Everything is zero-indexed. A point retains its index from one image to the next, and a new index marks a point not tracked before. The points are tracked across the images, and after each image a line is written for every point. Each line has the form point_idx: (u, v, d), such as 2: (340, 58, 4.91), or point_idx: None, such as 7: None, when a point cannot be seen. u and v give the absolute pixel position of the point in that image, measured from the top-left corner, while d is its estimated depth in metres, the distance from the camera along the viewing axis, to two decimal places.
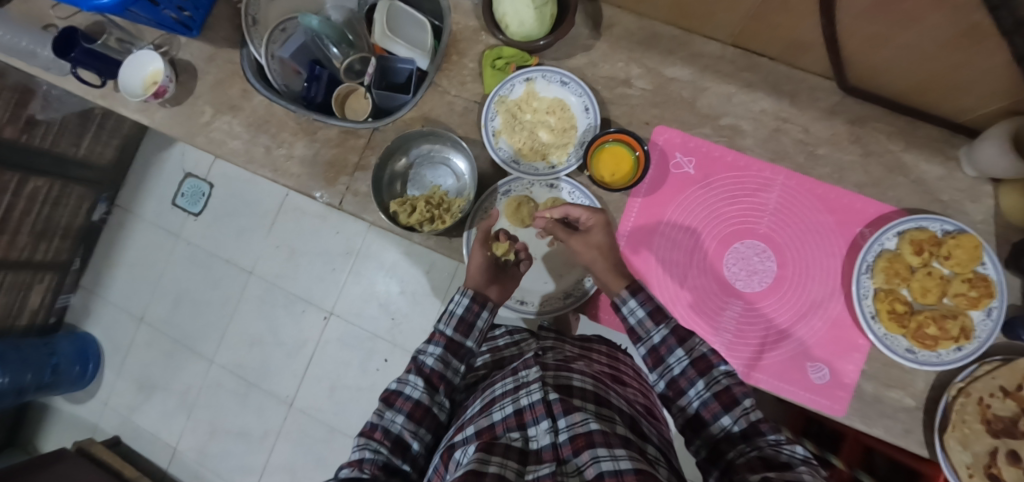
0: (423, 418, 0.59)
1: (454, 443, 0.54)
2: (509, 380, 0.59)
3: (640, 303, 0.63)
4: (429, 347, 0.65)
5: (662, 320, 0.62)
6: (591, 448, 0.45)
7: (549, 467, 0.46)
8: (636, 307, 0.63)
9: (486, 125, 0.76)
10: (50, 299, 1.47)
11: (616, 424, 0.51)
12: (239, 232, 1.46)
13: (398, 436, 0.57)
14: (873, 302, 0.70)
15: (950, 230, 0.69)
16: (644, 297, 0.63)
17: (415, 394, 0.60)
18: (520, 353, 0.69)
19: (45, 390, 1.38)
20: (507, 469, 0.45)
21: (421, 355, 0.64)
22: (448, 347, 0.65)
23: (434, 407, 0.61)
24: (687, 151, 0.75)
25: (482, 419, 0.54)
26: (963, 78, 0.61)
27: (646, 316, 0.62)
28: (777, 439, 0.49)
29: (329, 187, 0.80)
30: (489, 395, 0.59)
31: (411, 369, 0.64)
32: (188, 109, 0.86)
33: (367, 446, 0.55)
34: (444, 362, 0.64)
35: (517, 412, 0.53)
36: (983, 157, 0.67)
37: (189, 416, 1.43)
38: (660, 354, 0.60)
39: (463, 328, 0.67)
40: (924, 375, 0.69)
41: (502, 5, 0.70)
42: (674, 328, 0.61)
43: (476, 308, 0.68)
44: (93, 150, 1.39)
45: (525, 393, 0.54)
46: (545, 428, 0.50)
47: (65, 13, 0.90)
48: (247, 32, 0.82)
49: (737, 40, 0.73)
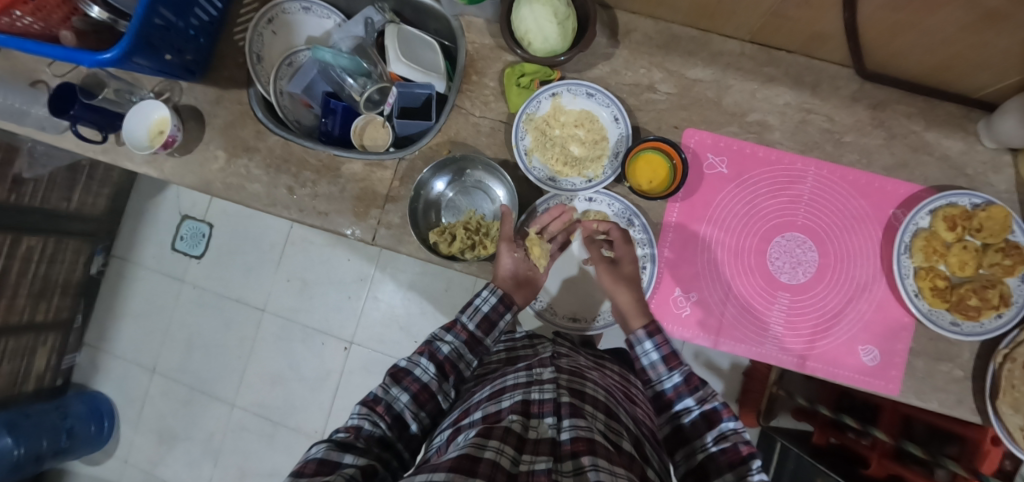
0: (427, 401, 0.63)
1: (461, 426, 0.54)
2: (522, 374, 0.61)
3: (654, 345, 0.66)
4: (447, 336, 0.69)
5: (675, 367, 0.65)
6: (591, 455, 0.44)
7: (545, 462, 0.44)
8: (650, 350, 0.66)
9: (518, 145, 0.75)
10: (56, 361, 1.42)
11: (623, 440, 0.51)
12: (246, 269, 1.42)
13: (399, 413, 0.60)
14: (914, 280, 0.71)
15: (978, 203, 0.71)
16: (660, 340, 0.66)
17: (424, 376, 0.64)
18: (535, 352, 0.72)
19: (62, 455, 1.34)
20: (502, 457, 0.43)
21: (438, 341, 0.68)
22: (468, 342, 0.70)
23: (439, 395, 0.64)
24: (718, 151, 0.76)
25: (491, 406, 0.55)
26: (979, 59, 0.62)
27: (660, 359, 0.66)
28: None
29: (360, 221, 0.78)
30: (500, 384, 0.61)
31: (424, 352, 0.67)
32: (200, 156, 0.83)
33: (368, 417, 0.57)
34: (458, 353, 0.68)
35: (525, 402, 0.53)
36: (1002, 130, 0.68)
37: (216, 463, 1.39)
38: (668, 399, 0.64)
39: (485, 326, 0.72)
40: (969, 345, 0.71)
41: (524, 21, 0.68)
42: (687, 377, 0.63)
43: (502, 308, 0.72)
44: (85, 202, 1.34)
45: (537, 389, 0.56)
46: (549, 423, 0.50)
47: (60, 70, 0.87)
48: (254, 71, 0.83)
49: (755, 36, 0.74)
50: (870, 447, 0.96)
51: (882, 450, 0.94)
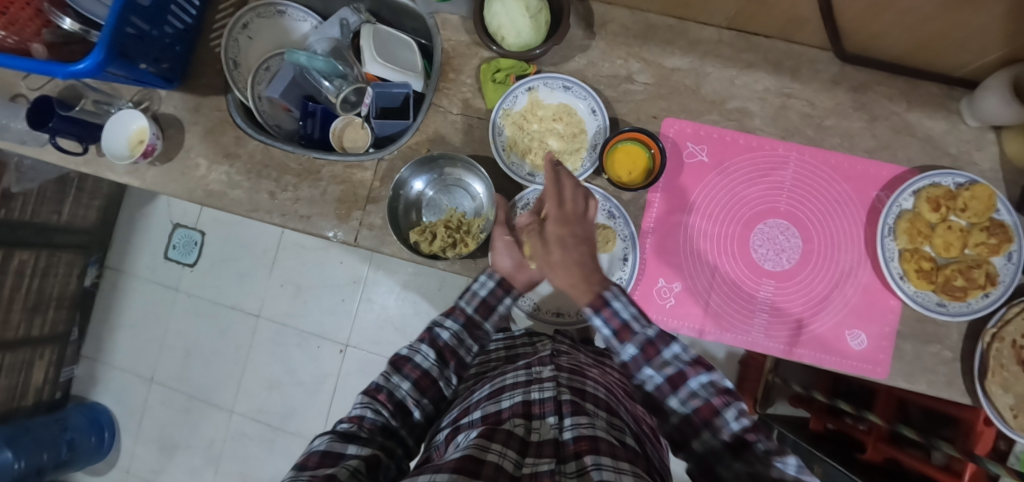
0: (428, 387, 0.62)
1: (460, 426, 0.53)
2: (521, 373, 0.59)
3: (603, 321, 0.56)
4: (447, 321, 0.68)
5: (627, 339, 0.56)
6: (593, 454, 0.43)
7: (548, 463, 0.44)
8: (602, 327, 0.57)
9: (496, 141, 0.75)
10: (54, 374, 1.43)
11: (625, 436, 0.50)
12: (240, 276, 1.43)
13: (401, 400, 0.59)
14: (899, 263, 0.70)
15: (962, 182, 0.70)
16: (608, 315, 0.56)
17: (425, 363, 0.63)
18: (534, 352, 0.69)
19: (64, 467, 1.35)
20: (505, 460, 0.43)
21: (438, 327, 0.67)
22: (466, 325, 0.69)
23: (441, 381, 0.64)
24: (698, 140, 0.76)
25: (490, 405, 0.54)
26: (959, 37, 0.61)
27: (612, 335, 0.57)
28: (765, 450, 0.49)
29: (342, 223, 0.78)
30: (499, 383, 0.59)
31: (425, 339, 0.66)
32: (180, 164, 0.83)
33: (370, 406, 0.56)
34: (458, 338, 0.67)
35: (525, 403, 0.53)
36: (984, 107, 0.67)
37: (217, 470, 1.39)
38: (629, 371, 0.58)
39: (484, 310, 0.70)
40: (957, 327, 0.70)
41: (497, 16, 0.67)
42: (643, 346, 0.56)
43: (501, 292, 0.70)
44: (75, 215, 1.34)
45: (537, 388, 0.55)
46: (551, 424, 0.50)
47: (37, 83, 0.87)
48: (232, 77, 0.83)
49: (732, 23, 0.73)
50: (866, 431, 0.97)
51: (878, 435, 0.94)
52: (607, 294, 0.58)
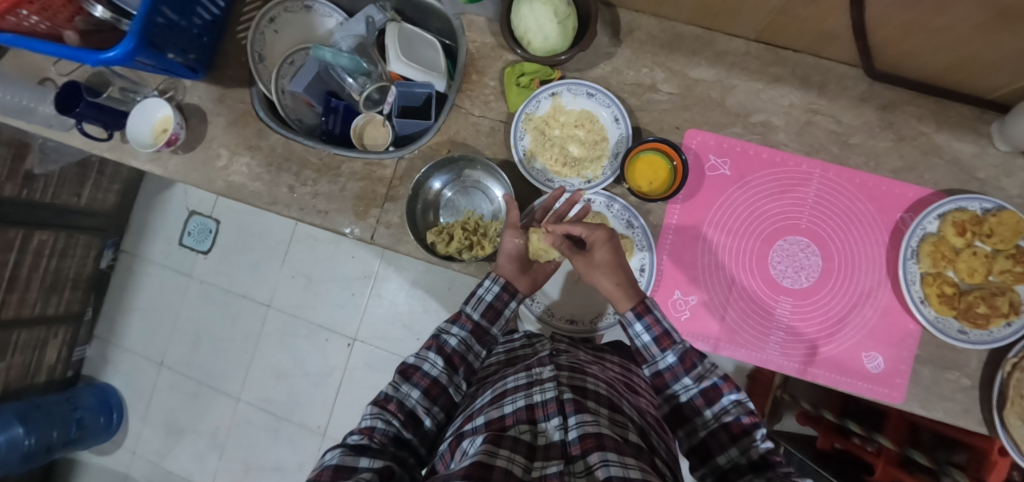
0: (438, 396, 0.61)
1: (463, 432, 0.53)
2: (521, 375, 0.59)
3: (645, 327, 0.61)
4: (453, 328, 0.68)
5: (668, 347, 0.60)
6: (599, 450, 0.43)
7: (556, 465, 0.44)
8: (642, 331, 0.61)
9: (516, 145, 0.75)
10: (66, 353, 1.45)
11: (628, 432, 0.50)
12: (251, 266, 1.44)
13: (411, 410, 0.58)
14: (921, 286, 0.69)
15: (989, 207, 0.68)
16: (651, 321, 0.61)
17: (433, 371, 0.62)
18: (534, 352, 0.68)
19: (72, 445, 1.37)
20: (513, 465, 0.43)
21: (446, 334, 0.67)
22: (474, 332, 0.68)
23: (450, 388, 0.63)
24: (721, 152, 0.75)
25: (493, 410, 0.53)
26: (996, 59, 0.59)
27: (652, 341, 0.60)
28: (788, 471, 0.49)
29: (360, 220, 0.78)
30: (501, 387, 0.58)
31: (432, 346, 0.65)
32: (202, 154, 0.83)
33: (380, 416, 0.56)
34: (466, 344, 0.67)
35: (527, 407, 0.52)
36: (1016, 133, 0.66)
37: (222, 456, 1.40)
38: (665, 380, 0.60)
39: (490, 314, 0.69)
40: (977, 354, 0.69)
41: (524, 20, 0.67)
42: (682, 356, 0.59)
43: (506, 297, 0.69)
44: (95, 198, 1.36)
45: (538, 389, 0.54)
46: (555, 425, 0.49)
47: (66, 69, 0.88)
48: (256, 70, 0.84)
49: (761, 36, 0.73)
50: (875, 454, 0.95)
51: (887, 458, 0.92)
52: (650, 302, 0.62)
